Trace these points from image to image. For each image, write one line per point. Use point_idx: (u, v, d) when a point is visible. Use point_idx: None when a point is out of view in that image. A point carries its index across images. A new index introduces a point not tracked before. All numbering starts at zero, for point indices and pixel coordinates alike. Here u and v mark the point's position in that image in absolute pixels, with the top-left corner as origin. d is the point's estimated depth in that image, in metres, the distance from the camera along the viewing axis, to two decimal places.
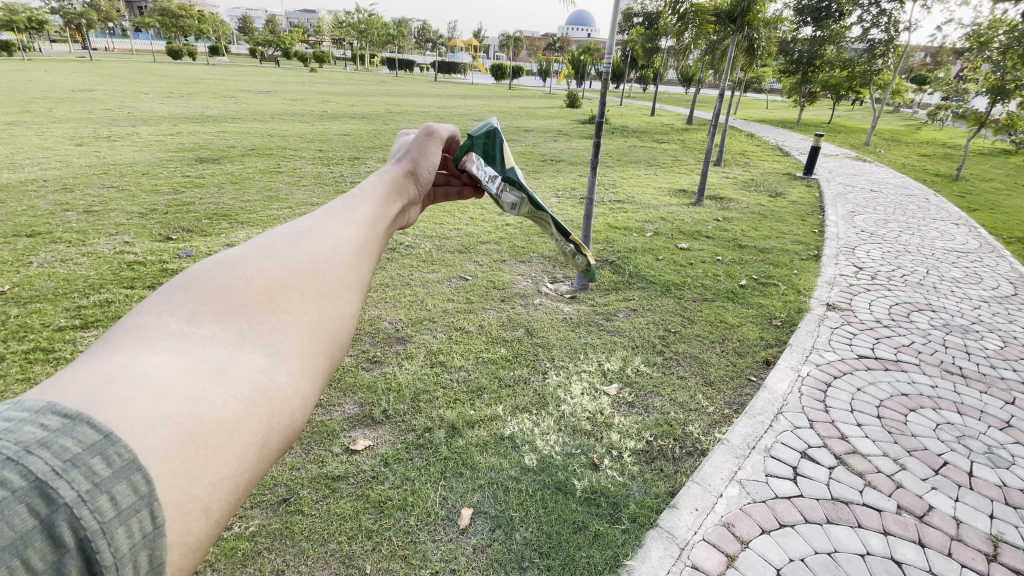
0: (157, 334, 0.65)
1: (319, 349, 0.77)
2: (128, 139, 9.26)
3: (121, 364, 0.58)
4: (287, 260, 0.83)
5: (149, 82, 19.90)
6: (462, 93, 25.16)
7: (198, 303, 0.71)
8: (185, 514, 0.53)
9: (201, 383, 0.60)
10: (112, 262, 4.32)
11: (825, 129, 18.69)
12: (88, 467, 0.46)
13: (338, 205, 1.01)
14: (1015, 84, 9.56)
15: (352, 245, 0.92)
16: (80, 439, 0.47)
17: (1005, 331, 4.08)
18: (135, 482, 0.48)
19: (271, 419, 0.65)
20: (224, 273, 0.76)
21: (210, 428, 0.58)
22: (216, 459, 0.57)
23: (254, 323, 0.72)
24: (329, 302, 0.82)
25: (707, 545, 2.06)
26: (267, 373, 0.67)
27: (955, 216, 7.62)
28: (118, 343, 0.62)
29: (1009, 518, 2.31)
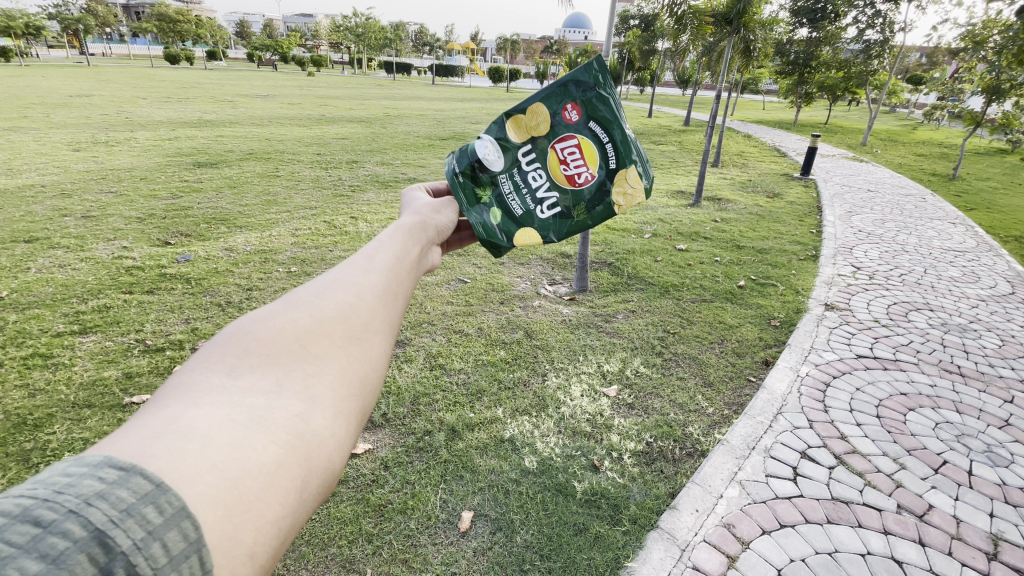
0: (200, 388, 0.64)
1: (353, 390, 0.73)
2: (126, 144, 9.26)
3: (170, 418, 0.58)
4: (316, 307, 0.79)
5: (147, 86, 19.91)
6: (460, 96, 25.21)
7: (233, 355, 0.70)
8: (232, 558, 0.52)
9: (241, 433, 0.60)
10: (110, 267, 4.31)
11: (822, 129, 18.76)
12: (143, 516, 0.47)
13: (364, 250, 0.97)
14: (1010, 84, 9.62)
15: (378, 288, 0.86)
16: (135, 489, 0.48)
17: (1002, 329, 4.10)
18: (185, 529, 0.49)
19: (310, 464, 0.63)
20: (257, 325, 0.74)
21: (253, 474, 0.57)
22: (259, 504, 0.56)
23: (288, 371, 0.69)
24: (358, 345, 0.77)
25: (708, 546, 2.06)
26: (303, 418, 0.65)
27: (951, 215, 7.64)
28: (166, 398, 0.63)
29: (1009, 516, 2.31)
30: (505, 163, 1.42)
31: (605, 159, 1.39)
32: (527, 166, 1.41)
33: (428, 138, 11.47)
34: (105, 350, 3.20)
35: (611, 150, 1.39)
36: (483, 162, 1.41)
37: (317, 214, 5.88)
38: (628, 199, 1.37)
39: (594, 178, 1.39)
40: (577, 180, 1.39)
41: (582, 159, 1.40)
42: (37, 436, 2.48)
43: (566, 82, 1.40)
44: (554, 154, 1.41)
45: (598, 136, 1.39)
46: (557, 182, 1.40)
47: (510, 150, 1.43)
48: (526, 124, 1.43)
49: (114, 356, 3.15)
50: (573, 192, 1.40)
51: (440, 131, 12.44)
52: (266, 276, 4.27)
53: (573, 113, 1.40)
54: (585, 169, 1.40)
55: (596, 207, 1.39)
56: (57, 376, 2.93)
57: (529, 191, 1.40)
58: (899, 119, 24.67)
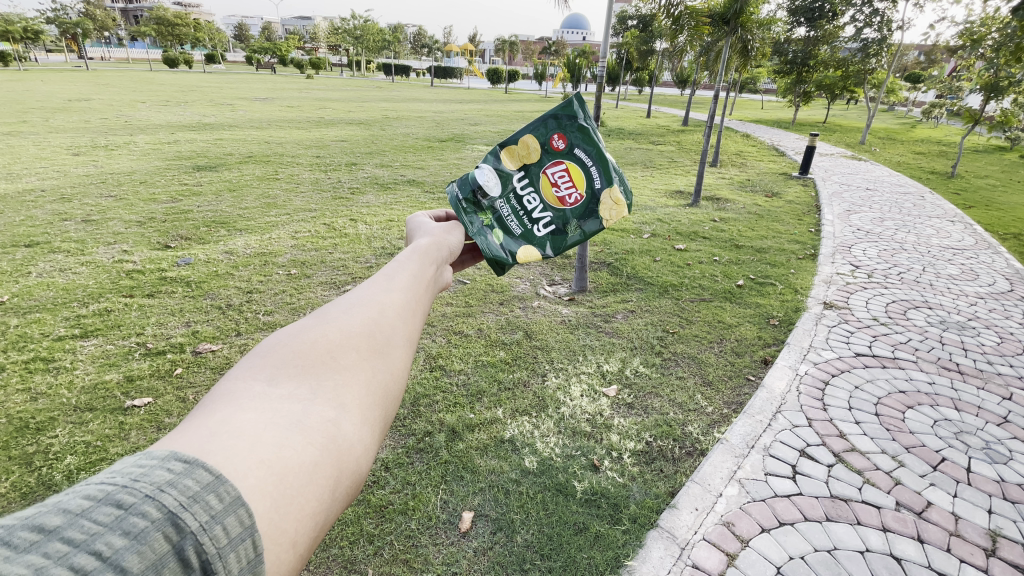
0: (242, 394, 0.65)
1: (377, 401, 0.73)
2: (125, 148, 9.28)
3: (221, 419, 0.60)
4: (345, 321, 0.80)
5: (145, 90, 19.97)
6: (458, 97, 25.25)
7: (271, 365, 0.71)
8: (277, 546, 0.53)
9: (283, 434, 0.61)
10: (110, 271, 4.33)
11: (821, 128, 18.77)
12: (206, 502, 0.49)
13: (385, 269, 0.98)
14: (1008, 81, 9.63)
15: (402, 306, 0.87)
16: (198, 480, 0.50)
17: (1001, 327, 4.10)
18: (241, 515, 0.51)
19: (342, 466, 0.63)
20: (293, 339, 0.75)
21: (295, 472, 0.58)
22: (300, 498, 0.57)
23: (320, 379, 0.70)
24: (382, 358, 0.78)
25: (707, 544, 2.07)
26: (336, 424, 0.66)
27: (951, 213, 7.65)
28: (212, 402, 0.64)
29: (1007, 512, 2.32)
30: (501, 189, 1.47)
31: (592, 182, 1.46)
32: (522, 191, 1.47)
33: (427, 140, 11.48)
34: (106, 354, 3.22)
35: (597, 173, 1.46)
36: (482, 185, 1.44)
37: (316, 217, 5.89)
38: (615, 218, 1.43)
39: (583, 199, 1.45)
40: (568, 202, 1.46)
41: (571, 182, 1.47)
42: (39, 439, 2.50)
43: (552, 115, 1.50)
44: (545, 179, 1.48)
45: (585, 160, 1.47)
46: (550, 204, 1.47)
47: (504, 178, 1.48)
48: (518, 153, 1.50)
49: (116, 360, 3.16)
50: (566, 213, 1.46)
51: (439, 133, 12.46)
52: (266, 279, 4.28)
53: (561, 142, 1.49)
54: (574, 191, 1.46)
55: (587, 225, 1.44)
56: (59, 379, 2.94)
57: (525, 213, 1.45)
58: (899, 117, 24.65)
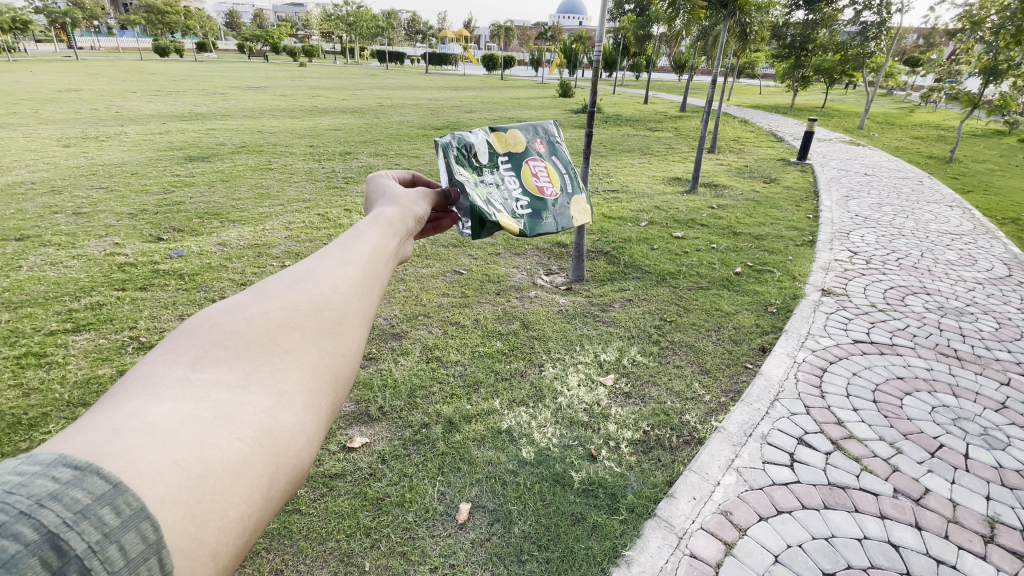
0: (162, 381, 0.60)
1: (323, 386, 0.71)
2: (116, 139, 9.16)
3: (129, 414, 0.54)
4: (287, 300, 0.77)
5: (135, 79, 19.63)
6: (453, 84, 24.99)
7: (200, 348, 0.66)
8: (193, 560, 0.49)
9: (204, 429, 0.56)
10: (102, 264, 4.28)
11: (819, 113, 18.67)
12: (99, 518, 0.43)
13: (341, 240, 0.95)
14: (1008, 65, 9.56)
15: (354, 280, 0.85)
16: (90, 490, 0.44)
17: (999, 313, 4.09)
18: (144, 530, 0.45)
19: (278, 460, 0.61)
20: (226, 318, 0.71)
21: (218, 473, 0.54)
22: (223, 502, 0.53)
23: (256, 365, 0.67)
24: (330, 339, 0.76)
25: (705, 533, 2.07)
26: (272, 414, 0.63)
27: (948, 198, 7.63)
28: (124, 391, 0.59)
29: (1004, 499, 2.32)
30: (487, 160, 1.58)
31: (561, 188, 1.75)
32: (505, 170, 1.62)
33: (422, 128, 11.38)
34: (99, 348, 3.18)
35: (566, 184, 1.76)
36: (471, 148, 1.54)
37: (310, 207, 5.82)
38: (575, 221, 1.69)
39: (556, 194, 1.69)
40: (544, 193, 1.65)
41: (547, 179, 1.71)
42: (32, 435, 2.47)
43: (532, 128, 1.81)
44: (527, 169, 1.68)
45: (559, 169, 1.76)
46: (529, 189, 1.63)
47: (490, 154, 1.61)
48: (506, 139, 1.68)
49: (109, 354, 3.13)
50: (541, 199, 1.63)
51: (434, 121, 12.34)
52: (260, 270, 4.24)
53: (542, 148, 1.79)
54: (549, 187, 1.69)
55: (559, 217, 1.64)
56: (51, 375, 2.91)
57: (507, 187, 1.58)
58: (896, 101, 24.59)
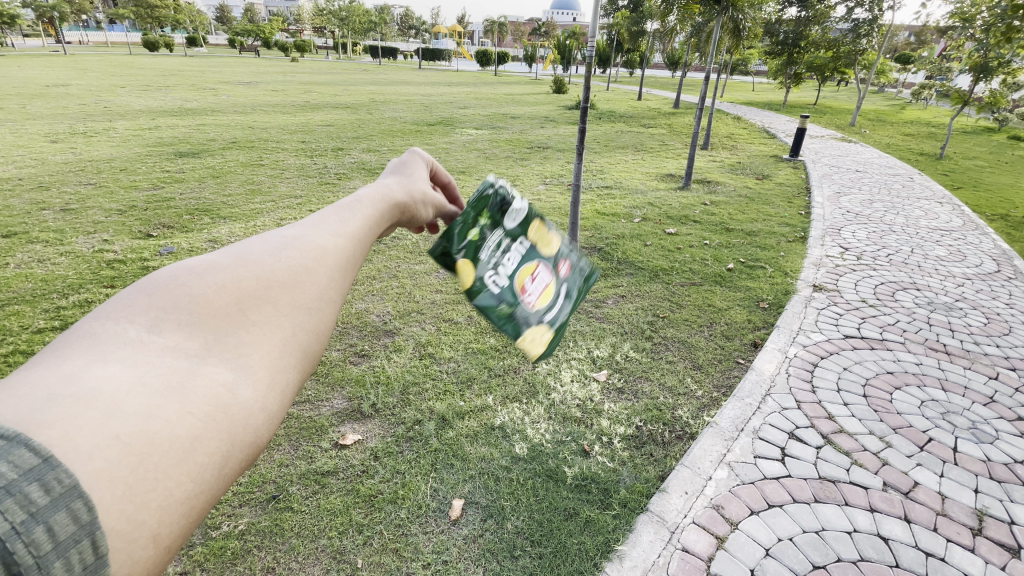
0: (113, 342, 0.57)
1: (291, 363, 0.68)
2: (105, 134, 9.04)
3: (68, 376, 0.51)
4: (264, 267, 0.72)
5: (124, 74, 19.35)
6: (446, 80, 24.86)
7: (161, 309, 0.63)
8: (130, 542, 0.47)
9: (152, 401, 0.53)
10: (90, 262, 4.22)
11: (811, 110, 18.78)
12: (24, 496, 0.41)
13: (334, 208, 0.90)
14: (999, 62, 9.64)
15: (340, 256, 0.80)
16: (16, 464, 0.42)
17: (987, 308, 4.14)
18: (75, 511, 0.43)
19: (233, 437, 0.58)
20: (193, 280, 0.66)
21: (164, 450, 0.52)
22: (169, 482, 0.51)
23: (221, 336, 0.63)
24: (306, 314, 0.72)
25: (697, 527, 2.08)
26: (231, 388, 0.60)
27: (938, 194, 7.70)
28: (72, 350, 0.55)
29: (993, 492, 2.35)
30: (516, 219, 1.30)
31: (546, 312, 1.27)
32: (518, 245, 1.29)
33: (416, 124, 11.34)
34: None
35: (557, 317, 1.28)
36: (507, 206, 1.28)
37: (303, 204, 5.77)
38: (525, 342, 1.18)
39: (531, 306, 1.24)
40: (521, 295, 1.24)
41: (537, 292, 1.27)
42: None
43: (572, 251, 1.42)
44: (531, 267, 1.29)
45: (560, 300, 1.31)
46: (515, 274, 1.25)
47: (523, 222, 1.32)
48: (543, 234, 1.35)
49: None
50: (514, 291, 1.23)
51: (427, 117, 12.27)
52: None
53: (562, 272, 1.37)
54: (533, 297, 1.26)
55: (507, 320, 1.19)
56: None
57: (500, 256, 1.25)
58: (886, 99, 24.87)
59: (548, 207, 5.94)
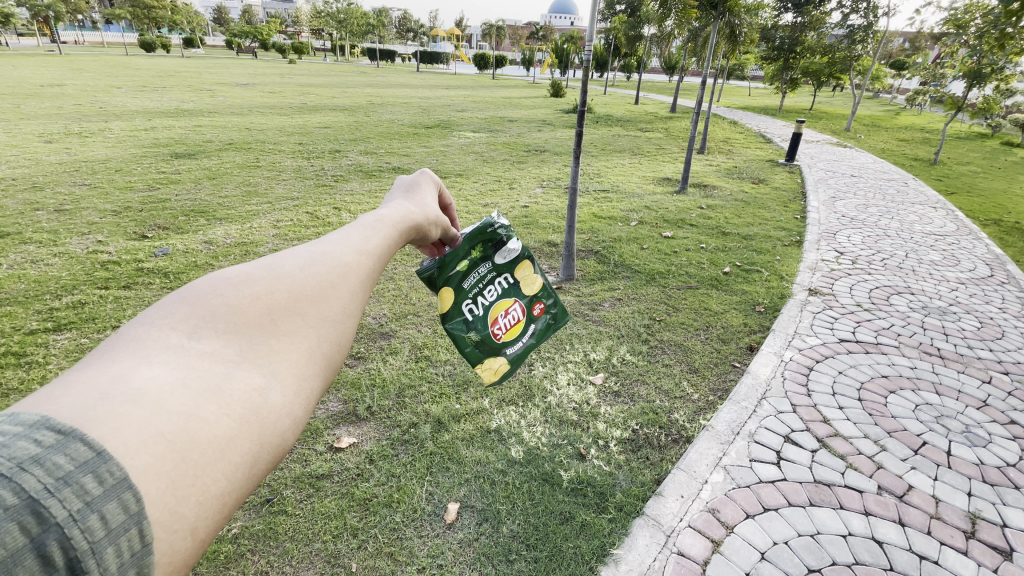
0: (155, 346, 0.57)
1: (317, 371, 0.67)
2: (100, 135, 9.00)
3: (117, 374, 0.52)
4: (294, 279, 0.71)
5: (121, 75, 19.31)
6: (444, 83, 24.91)
7: (200, 316, 0.63)
8: (171, 534, 0.47)
9: (194, 402, 0.53)
10: (84, 263, 4.20)
11: (806, 115, 18.89)
12: (80, 485, 0.42)
13: (357, 226, 0.88)
14: (992, 69, 9.72)
15: (365, 272, 0.79)
16: (73, 457, 0.42)
17: (981, 312, 4.16)
18: (126, 500, 0.44)
19: (264, 439, 0.57)
20: (229, 289, 0.66)
21: (203, 447, 0.51)
22: (206, 478, 0.50)
23: (253, 344, 0.63)
24: (332, 327, 0.71)
25: (693, 531, 2.07)
26: (263, 393, 0.59)
27: (932, 199, 7.75)
28: (118, 352, 0.55)
29: (986, 495, 2.36)
30: (503, 256, 1.38)
31: (509, 346, 1.40)
32: (501, 282, 1.37)
33: (413, 127, 11.34)
34: (80, 348, 3.12)
35: (518, 350, 1.41)
36: (499, 243, 1.36)
37: (299, 205, 5.76)
38: (481, 367, 1.34)
39: (498, 340, 1.36)
40: (490, 327, 1.36)
41: (505, 329, 1.39)
42: None
43: (552, 298, 1.48)
44: (507, 305, 1.39)
45: (525, 336, 1.43)
46: (490, 309, 1.36)
47: (509, 261, 1.39)
48: (527, 275, 1.43)
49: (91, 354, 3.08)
50: (486, 325, 1.35)
51: (425, 120, 12.29)
52: None
53: (535, 313, 1.46)
54: (502, 332, 1.38)
55: (473, 349, 1.33)
56: (31, 375, 2.84)
57: (482, 290, 1.34)
58: (881, 104, 25.07)
59: (545, 211, 5.95)
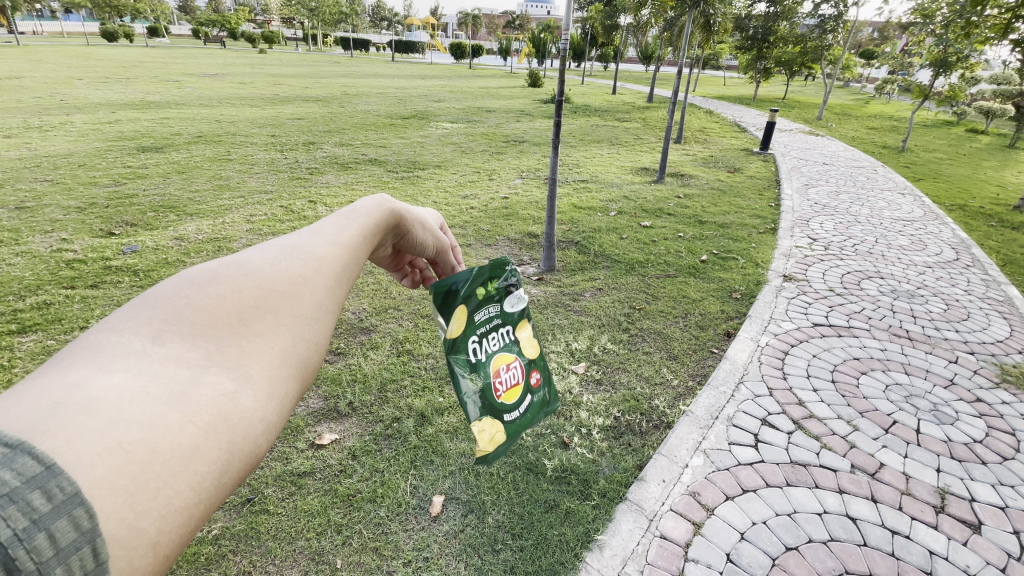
0: (116, 353, 0.55)
1: (291, 374, 0.64)
2: (61, 129, 8.64)
3: (74, 385, 0.49)
4: (264, 276, 0.68)
5: (82, 66, 18.52)
6: (421, 72, 24.56)
7: (165, 320, 0.60)
8: (131, 549, 0.45)
9: (156, 412, 0.51)
10: (48, 262, 4.04)
11: (780, 103, 19.21)
12: (27, 502, 0.39)
13: (333, 219, 0.85)
14: (957, 57, 9.97)
15: (339, 266, 0.76)
16: (20, 472, 0.40)
17: (947, 294, 4.31)
18: (77, 517, 0.41)
19: (234, 446, 0.56)
20: (194, 292, 0.63)
21: (163, 460, 0.49)
22: (168, 489, 0.48)
23: (221, 346, 0.60)
24: (306, 325, 0.68)
25: (674, 514, 2.12)
26: (232, 398, 0.57)
27: (900, 186, 7.98)
28: (77, 360, 0.53)
29: (954, 471, 2.46)
30: (513, 303, 1.27)
31: (508, 410, 1.24)
32: (505, 332, 1.25)
33: (389, 118, 11.17)
34: (47, 350, 3.01)
35: (514, 417, 1.26)
36: (511, 289, 1.25)
37: (273, 199, 5.64)
38: (477, 423, 1.18)
39: (499, 399, 1.21)
40: (491, 378, 1.20)
41: (506, 389, 1.24)
42: None
43: (546, 364, 1.40)
44: (510, 361, 1.26)
45: (522, 404, 1.29)
46: (495, 361, 1.22)
47: (516, 312, 1.29)
48: (529, 335, 1.34)
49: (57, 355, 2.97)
50: (489, 380, 1.19)
51: (401, 110, 12.13)
52: None
53: (534, 382, 1.34)
54: (503, 391, 1.23)
55: (473, 404, 1.17)
56: None
57: (489, 334, 1.21)
58: (853, 93, 25.65)
59: (525, 202, 5.93)
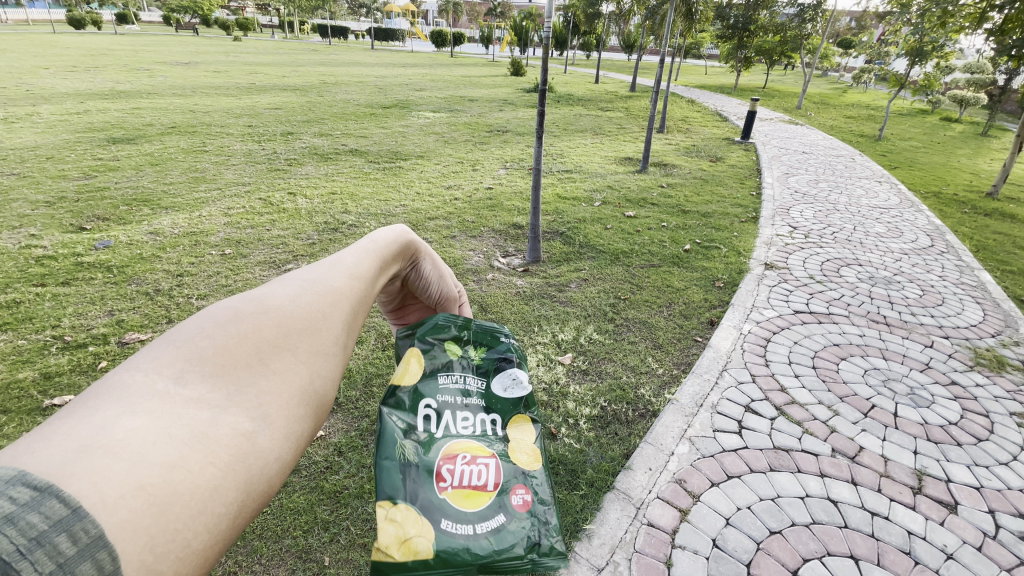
0: (137, 394, 0.47)
1: (307, 413, 0.56)
2: (27, 120, 8.32)
3: (98, 426, 0.42)
4: (285, 312, 0.60)
5: (46, 53, 17.82)
6: (402, 61, 24.20)
7: (188, 359, 0.52)
8: None
9: (179, 453, 0.43)
10: (16, 258, 3.90)
11: (760, 92, 19.38)
12: (53, 545, 0.34)
13: (351, 250, 0.76)
14: (932, 46, 10.12)
15: (358, 299, 0.68)
16: (48, 515, 0.35)
17: (922, 281, 4.41)
18: (100, 560, 0.35)
19: (250, 489, 0.48)
20: (212, 326, 0.55)
21: (186, 503, 0.42)
22: (187, 533, 0.41)
23: (241, 384, 0.52)
24: (324, 361, 0.60)
25: (661, 501, 2.14)
26: (251, 437, 0.49)
27: (877, 174, 8.12)
28: (98, 402, 0.46)
29: (930, 452, 2.53)
30: (503, 384, 0.95)
31: (445, 516, 0.79)
32: (481, 411, 0.92)
33: (369, 107, 10.99)
34: (17, 350, 2.91)
35: (451, 538, 0.77)
36: (503, 367, 0.97)
37: (251, 191, 5.52)
38: (386, 513, 0.77)
39: (433, 487, 0.81)
40: (439, 456, 0.84)
41: (453, 483, 0.82)
42: None
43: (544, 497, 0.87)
44: (476, 450, 0.87)
45: (476, 527, 0.80)
46: (450, 433, 0.87)
47: (504, 394, 0.94)
48: (524, 440, 0.91)
49: (28, 355, 2.87)
50: (427, 451, 0.84)
51: (382, 99, 11.94)
52: (197, 260, 3.98)
53: (511, 505, 0.84)
54: (446, 481, 0.82)
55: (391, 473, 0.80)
56: None
57: (454, 400, 0.91)
58: (831, 82, 25.96)
59: (509, 192, 5.90)
